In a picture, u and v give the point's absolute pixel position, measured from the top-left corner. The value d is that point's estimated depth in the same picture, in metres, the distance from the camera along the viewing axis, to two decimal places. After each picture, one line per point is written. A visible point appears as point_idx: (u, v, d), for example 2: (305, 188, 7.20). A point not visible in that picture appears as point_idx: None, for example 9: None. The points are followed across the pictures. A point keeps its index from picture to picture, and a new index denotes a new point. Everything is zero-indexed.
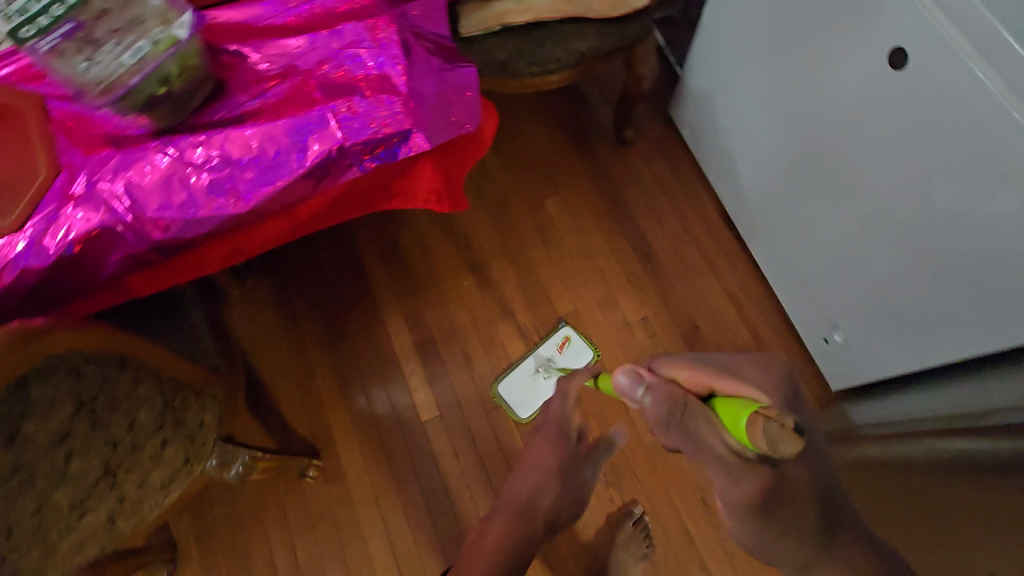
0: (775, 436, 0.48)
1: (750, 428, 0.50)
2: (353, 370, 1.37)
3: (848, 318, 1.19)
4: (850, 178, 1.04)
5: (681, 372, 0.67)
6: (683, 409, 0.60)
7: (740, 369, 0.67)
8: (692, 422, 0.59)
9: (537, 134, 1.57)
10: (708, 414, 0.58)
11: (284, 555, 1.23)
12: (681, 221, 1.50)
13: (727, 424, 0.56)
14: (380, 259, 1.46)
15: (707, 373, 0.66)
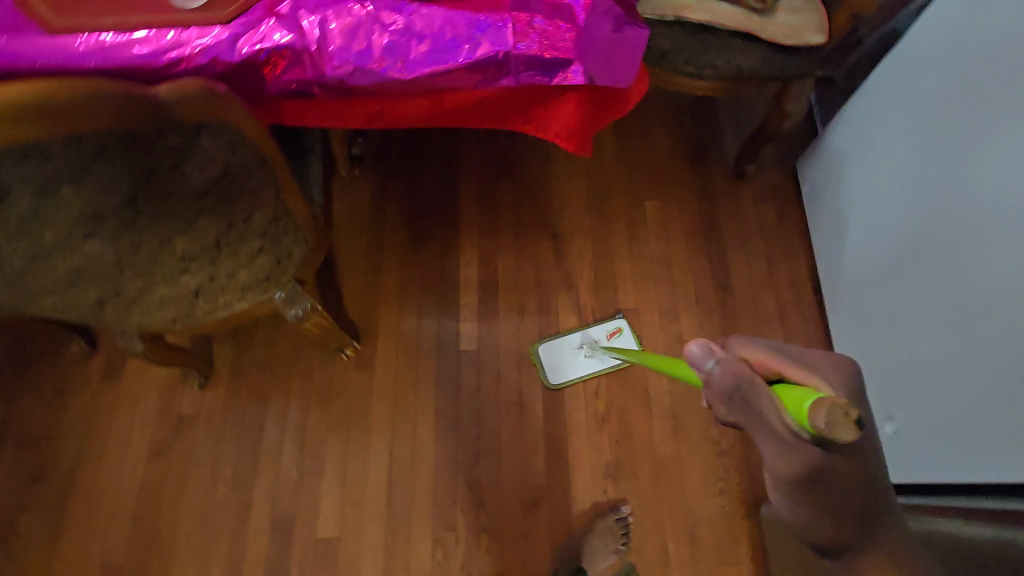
0: (837, 424, 0.48)
1: (811, 412, 0.50)
2: (415, 282, 1.44)
3: (910, 413, 1.13)
4: (965, 273, 1.00)
5: (744, 349, 0.65)
6: (747, 386, 0.59)
7: (808, 360, 0.64)
8: (756, 399, 0.58)
9: (661, 139, 1.60)
10: (771, 395, 0.58)
11: (297, 413, 1.32)
12: (768, 266, 1.48)
13: (789, 407, 0.56)
14: (476, 196, 1.54)
15: (773, 355, 0.64)
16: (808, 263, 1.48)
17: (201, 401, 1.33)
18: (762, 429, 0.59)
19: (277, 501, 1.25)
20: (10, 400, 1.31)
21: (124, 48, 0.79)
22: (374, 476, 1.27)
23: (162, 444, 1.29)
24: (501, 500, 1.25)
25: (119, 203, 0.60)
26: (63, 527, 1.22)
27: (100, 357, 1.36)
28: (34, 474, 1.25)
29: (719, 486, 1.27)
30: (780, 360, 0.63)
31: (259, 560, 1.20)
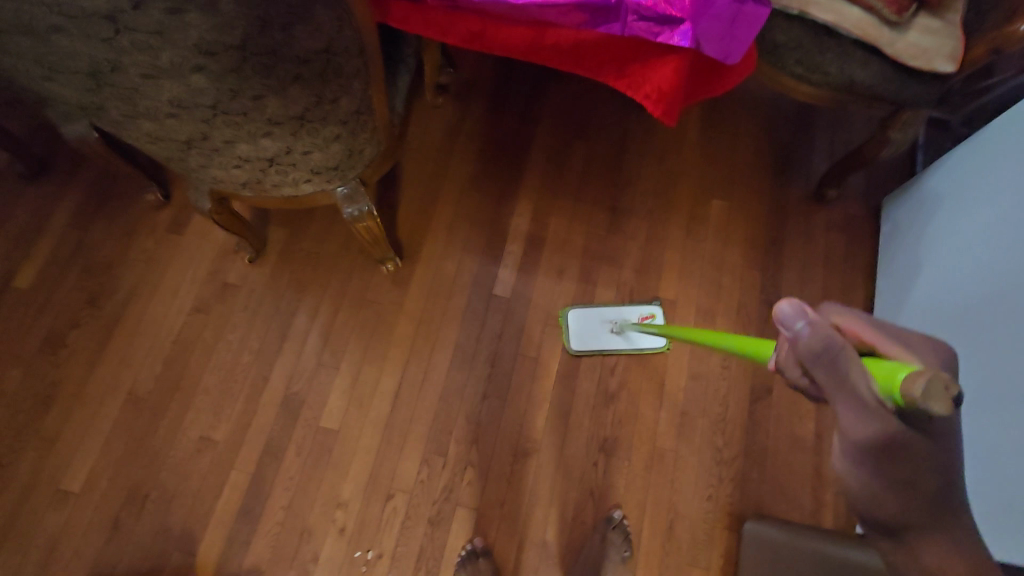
0: (934, 397, 0.40)
1: (906, 379, 0.42)
2: (466, 219, 1.47)
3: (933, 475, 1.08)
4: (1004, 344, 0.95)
5: (837, 314, 0.55)
6: (840, 351, 0.49)
7: (913, 339, 0.53)
8: (848, 368, 0.48)
9: (746, 142, 1.55)
10: (863, 365, 0.48)
11: (329, 309, 1.38)
12: (822, 295, 1.41)
13: (882, 374, 0.46)
14: (547, 153, 1.54)
15: (873, 326, 0.53)
16: (865, 303, 1.40)
17: (247, 274, 1.41)
18: (846, 403, 0.47)
19: (292, 383, 1.32)
20: (87, 228, 1.44)
21: None
22: (385, 385, 1.32)
23: (204, 303, 1.38)
24: (495, 443, 1.29)
25: (232, 44, 0.61)
26: (104, 350, 1.33)
27: (170, 211, 1.46)
28: (92, 298, 1.38)
29: (708, 492, 1.26)
30: (879, 333, 0.52)
31: (263, 430, 1.29)
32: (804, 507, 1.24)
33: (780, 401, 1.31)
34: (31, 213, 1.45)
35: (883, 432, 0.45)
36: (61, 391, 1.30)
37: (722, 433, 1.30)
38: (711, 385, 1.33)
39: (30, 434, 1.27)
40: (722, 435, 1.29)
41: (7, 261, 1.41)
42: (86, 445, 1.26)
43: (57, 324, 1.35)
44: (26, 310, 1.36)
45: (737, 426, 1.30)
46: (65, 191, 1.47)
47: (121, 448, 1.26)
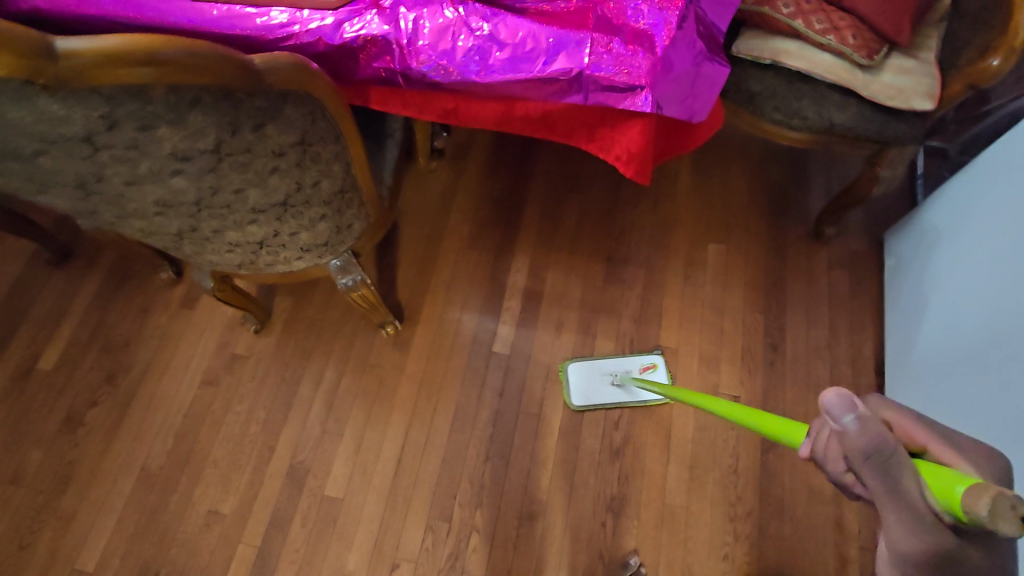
0: (1004, 517, 0.36)
1: (970, 496, 0.38)
2: (464, 278, 1.50)
3: None
4: (1023, 382, 0.91)
5: (886, 410, 0.51)
6: (894, 454, 0.42)
7: (960, 442, 0.49)
8: (898, 473, 0.42)
9: (739, 184, 1.55)
10: (916, 471, 0.42)
11: (332, 375, 1.41)
12: (829, 336, 1.37)
13: (938, 486, 0.41)
14: (541, 208, 1.57)
15: (925, 424, 0.49)
16: (876, 341, 1.35)
17: (254, 345, 1.46)
18: (893, 512, 0.41)
19: (297, 452, 1.33)
20: (105, 309, 1.51)
21: (248, 18, 0.91)
22: (387, 450, 1.32)
23: (213, 376, 1.42)
24: (499, 505, 1.26)
25: (206, 148, 0.67)
26: (119, 427, 1.38)
27: (182, 287, 1.53)
28: (109, 376, 1.43)
29: (725, 550, 1.20)
30: (932, 433, 0.48)
31: (269, 501, 1.29)
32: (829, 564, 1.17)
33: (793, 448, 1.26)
34: (55, 297, 1.54)
35: (934, 547, 0.41)
36: (78, 471, 1.34)
37: (735, 486, 1.24)
38: (719, 435, 1.28)
39: (49, 514, 1.30)
40: (735, 488, 1.24)
41: (33, 344, 1.48)
42: (99, 524, 1.29)
43: (76, 403, 1.41)
44: (48, 391, 1.42)
45: (750, 478, 1.24)
46: (86, 274, 1.56)
47: (132, 526, 1.28)
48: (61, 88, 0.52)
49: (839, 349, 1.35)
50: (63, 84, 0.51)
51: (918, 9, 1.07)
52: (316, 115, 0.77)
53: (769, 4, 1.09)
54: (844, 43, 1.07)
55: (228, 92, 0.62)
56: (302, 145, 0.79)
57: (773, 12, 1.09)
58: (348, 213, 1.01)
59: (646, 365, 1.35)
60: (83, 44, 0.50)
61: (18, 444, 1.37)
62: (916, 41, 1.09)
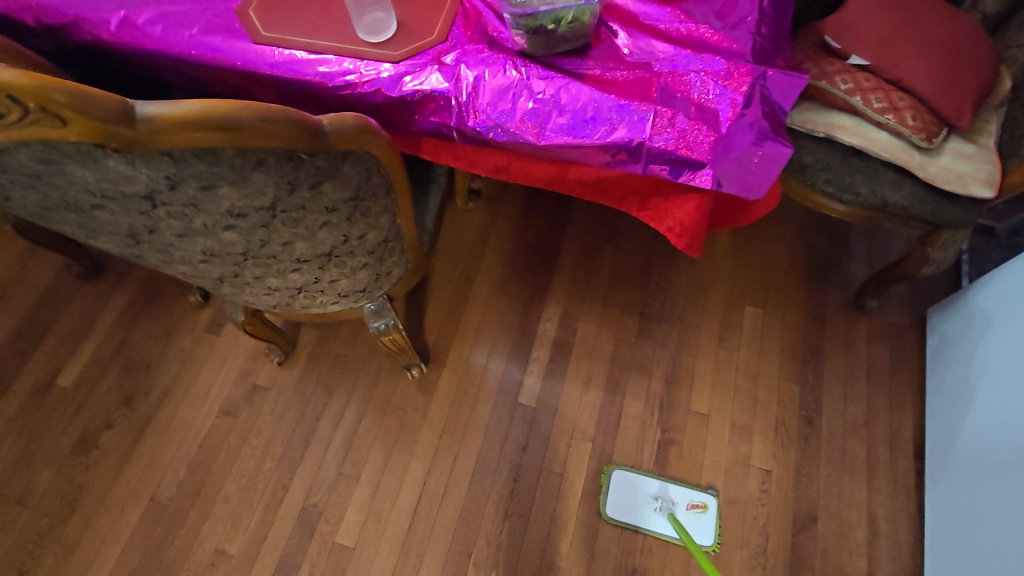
0: None
1: None
2: (493, 324, 1.47)
3: None
4: None
5: None
6: None
7: None
8: None
9: (778, 247, 1.52)
10: None
11: (352, 415, 1.38)
12: (868, 414, 1.32)
13: None
14: (575, 257, 1.55)
15: None
16: (917, 424, 1.30)
17: (276, 377, 1.43)
18: None
19: (310, 493, 1.30)
20: (130, 327, 1.51)
21: (309, 64, 0.92)
22: (403, 500, 1.28)
23: (232, 406, 1.40)
24: (516, 569, 1.21)
25: (262, 205, 0.66)
26: (133, 452, 1.35)
27: (209, 311, 1.52)
28: (127, 398, 1.41)
29: None
30: None
31: (278, 544, 1.25)
32: None
33: (826, 531, 1.21)
34: (82, 312, 1.53)
35: None
36: (87, 495, 1.31)
37: (763, 567, 1.19)
38: (749, 511, 1.23)
39: (52, 540, 1.27)
40: (764, 570, 1.18)
41: (54, 358, 1.47)
42: (103, 553, 1.25)
43: (91, 424, 1.38)
44: (64, 410, 1.40)
45: (780, 561, 1.19)
46: (115, 290, 1.56)
47: (136, 560, 1.25)
48: (132, 150, 0.51)
49: (878, 429, 1.30)
50: (134, 147, 0.50)
51: (980, 95, 1.06)
52: (373, 171, 0.76)
53: (827, 79, 1.08)
54: (903, 124, 1.05)
55: (292, 155, 0.61)
56: (355, 200, 0.78)
57: (831, 86, 1.08)
58: (389, 261, 0.99)
59: (695, 503, 1.24)
60: (161, 108, 0.49)
61: (29, 461, 1.35)
62: (974, 127, 1.09)
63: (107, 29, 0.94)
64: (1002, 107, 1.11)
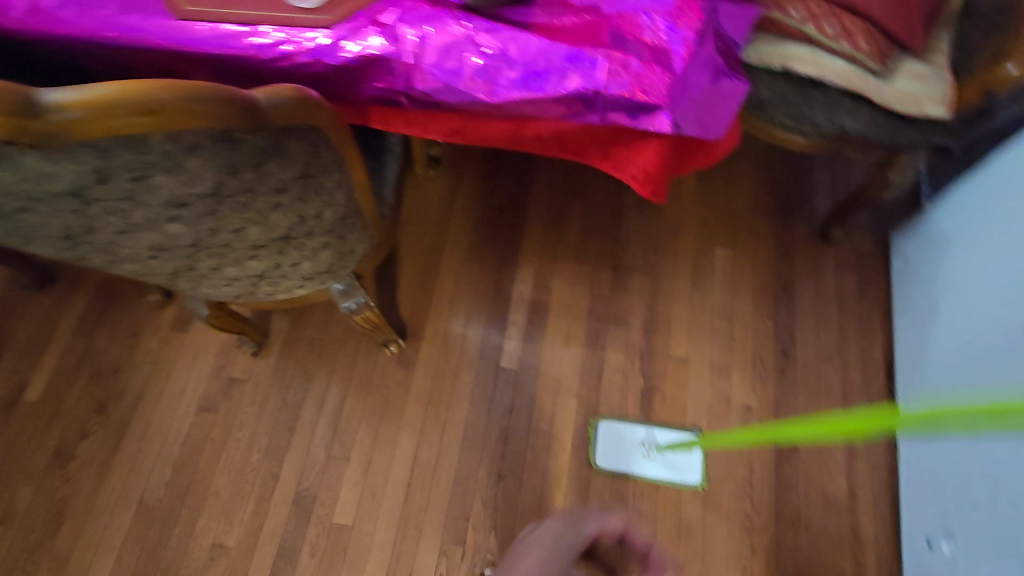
0: None
1: None
2: (467, 292, 1.46)
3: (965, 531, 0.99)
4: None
5: None
6: None
7: None
8: None
9: (744, 185, 1.52)
10: None
11: (335, 397, 1.37)
12: (839, 341, 1.35)
13: None
14: (543, 216, 1.53)
15: None
16: (886, 345, 1.34)
17: (252, 368, 1.40)
18: None
19: (302, 478, 1.29)
20: (93, 334, 1.45)
21: (239, 37, 0.86)
22: (396, 475, 1.29)
23: (211, 402, 1.37)
24: (515, 528, 1.24)
25: (203, 192, 0.63)
26: (114, 459, 1.32)
27: (173, 309, 1.47)
28: (101, 406, 1.37)
29: (743, 563, 1.19)
30: None
31: (276, 531, 1.25)
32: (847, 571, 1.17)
33: (807, 456, 1.26)
34: (38, 323, 1.47)
35: None
36: (73, 506, 1.28)
37: (750, 497, 1.23)
38: (733, 447, 1.27)
39: (44, 554, 1.25)
40: (751, 499, 1.23)
41: (17, 373, 1.41)
42: (99, 560, 1.24)
43: (67, 435, 1.35)
44: (36, 424, 1.36)
45: (766, 488, 1.24)
46: (70, 297, 1.49)
47: (133, 563, 1.24)
48: (49, 144, 0.47)
49: (850, 354, 1.34)
50: (51, 140, 0.47)
51: (928, 13, 1.06)
52: (317, 146, 0.72)
53: (780, 9, 1.05)
54: (857, 48, 1.04)
55: (227, 135, 0.58)
56: (304, 176, 0.74)
57: (784, 16, 1.05)
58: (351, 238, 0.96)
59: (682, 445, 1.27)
60: (72, 94, 0.45)
61: (6, 481, 1.31)
62: (926, 46, 1.09)
63: (11, 16, 0.86)
64: (953, 24, 1.11)
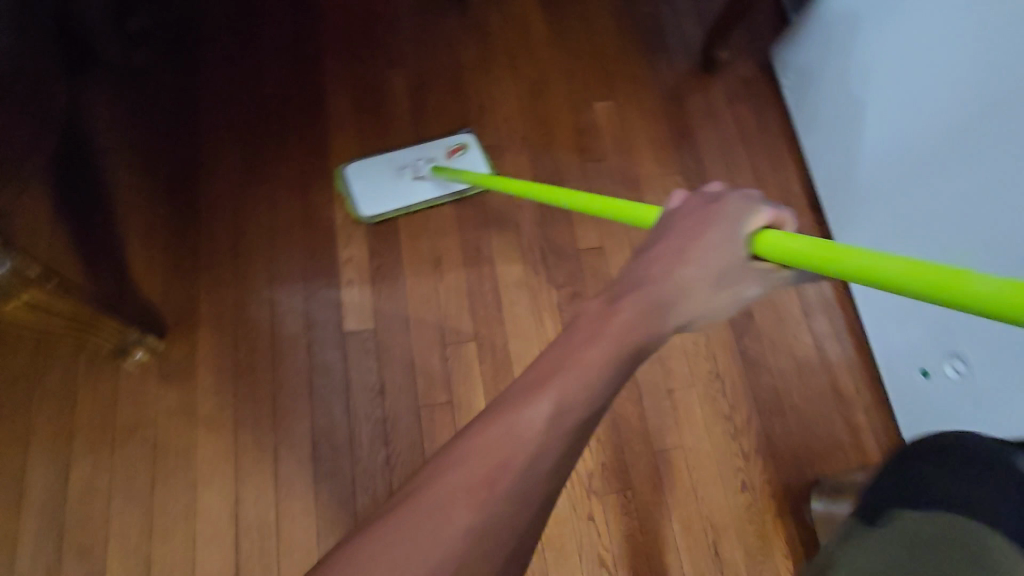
0: None
1: None
2: (257, 235, 0.88)
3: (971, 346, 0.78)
4: None
5: None
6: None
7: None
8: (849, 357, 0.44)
9: (603, 22, 1.17)
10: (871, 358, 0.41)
11: (47, 475, 0.73)
12: (757, 183, 1.10)
13: None
14: (347, 99, 1.00)
15: None
16: (801, 175, 1.13)
17: None
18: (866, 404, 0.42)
19: None
20: None
21: None
22: (208, 564, 0.73)
23: None
24: None
25: None
26: None
27: None
28: None
29: (741, 479, 0.90)
30: None
31: None
32: (847, 443, 0.95)
33: (768, 324, 1.00)
34: None
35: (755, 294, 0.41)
36: None
37: (724, 396, 0.94)
38: (685, 340, 0.96)
39: None
40: (724, 398, 0.94)
41: None
42: None
43: None
44: None
45: (737, 379, 0.96)
46: None
47: None
48: None
49: (771, 195, 1.10)
50: None
51: None
52: None
53: None
54: None
55: None
56: None
57: None
58: None
59: None
60: None
61: None
62: None
63: None
64: None
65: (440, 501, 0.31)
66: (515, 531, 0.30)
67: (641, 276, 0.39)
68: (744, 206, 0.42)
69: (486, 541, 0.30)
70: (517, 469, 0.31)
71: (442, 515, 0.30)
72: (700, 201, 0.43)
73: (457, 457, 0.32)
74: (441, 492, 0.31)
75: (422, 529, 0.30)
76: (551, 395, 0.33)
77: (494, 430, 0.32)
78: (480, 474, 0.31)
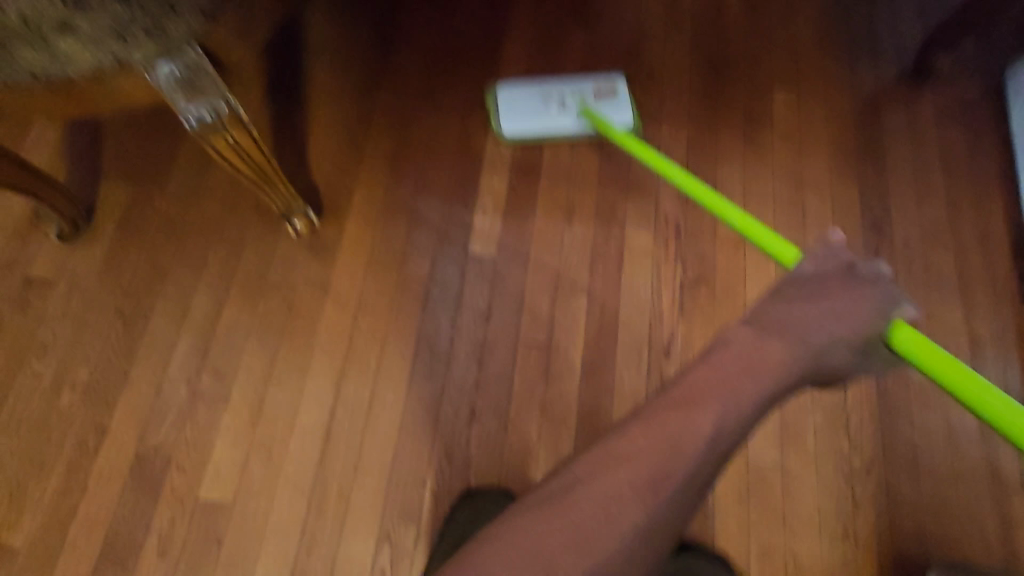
0: None
1: None
2: (417, 150, 0.96)
3: None
4: None
5: None
6: None
7: None
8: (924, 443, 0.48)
9: (807, 12, 1.09)
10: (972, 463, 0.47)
11: (205, 303, 0.85)
12: (949, 213, 0.96)
13: None
14: (526, 45, 1.04)
15: None
16: (1008, 217, 0.96)
17: (64, 260, 0.86)
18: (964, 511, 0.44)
19: (148, 430, 0.79)
20: None
21: None
22: (306, 418, 0.80)
23: None
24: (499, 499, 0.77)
25: None
26: None
27: None
28: None
29: (843, 524, 0.80)
30: None
31: (98, 518, 0.75)
32: (989, 529, 0.79)
33: None
34: None
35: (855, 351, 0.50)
36: None
37: (846, 429, 0.84)
38: None
39: None
40: (846, 432, 0.83)
41: None
42: None
43: None
44: None
45: (867, 417, 0.84)
46: None
47: None
48: None
49: (963, 230, 0.95)
50: None
51: None
52: None
53: None
54: None
55: None
56: None
57: None
58: None
59: None
60: None
61: None
62: None
63: None
64: None
65: (609, 495, 0.40)
66: (665, 512, 0.40)
67: (792, 322, 0.49)
68: (885, 291, 0.53)
69: (644, 519, 0.40)
70: (676, 474, 0.41)
71: (607, 513, 0.40)
72: (846, 274, 0.53)
73: (621, 455, 0.42)
74: (608, 487, 0.40)
75: (593, 514, 0.39)
76: (712, 412, 0.43)
77: (656, 435, 0.42)
78: (641, 469, 0.41)
